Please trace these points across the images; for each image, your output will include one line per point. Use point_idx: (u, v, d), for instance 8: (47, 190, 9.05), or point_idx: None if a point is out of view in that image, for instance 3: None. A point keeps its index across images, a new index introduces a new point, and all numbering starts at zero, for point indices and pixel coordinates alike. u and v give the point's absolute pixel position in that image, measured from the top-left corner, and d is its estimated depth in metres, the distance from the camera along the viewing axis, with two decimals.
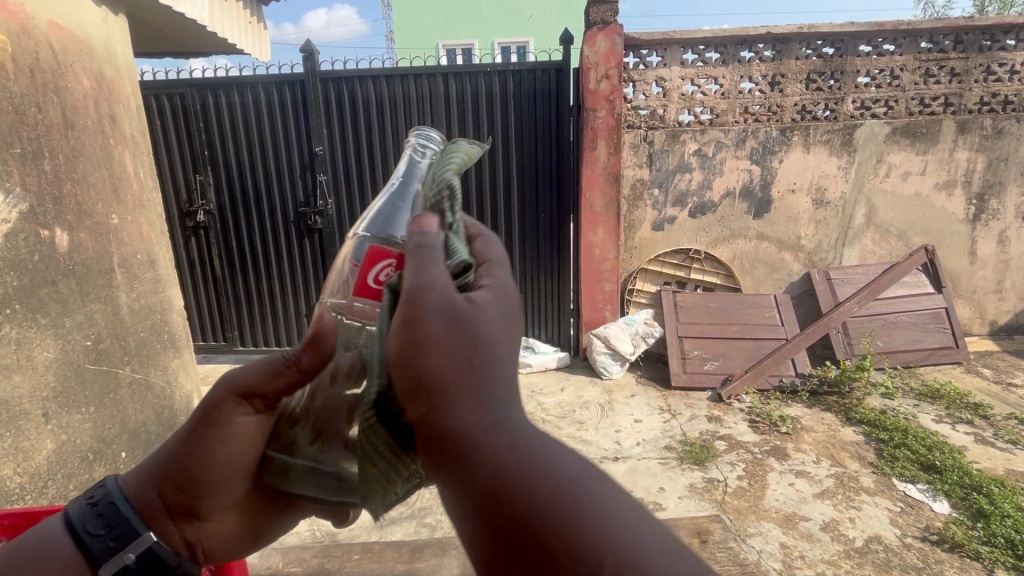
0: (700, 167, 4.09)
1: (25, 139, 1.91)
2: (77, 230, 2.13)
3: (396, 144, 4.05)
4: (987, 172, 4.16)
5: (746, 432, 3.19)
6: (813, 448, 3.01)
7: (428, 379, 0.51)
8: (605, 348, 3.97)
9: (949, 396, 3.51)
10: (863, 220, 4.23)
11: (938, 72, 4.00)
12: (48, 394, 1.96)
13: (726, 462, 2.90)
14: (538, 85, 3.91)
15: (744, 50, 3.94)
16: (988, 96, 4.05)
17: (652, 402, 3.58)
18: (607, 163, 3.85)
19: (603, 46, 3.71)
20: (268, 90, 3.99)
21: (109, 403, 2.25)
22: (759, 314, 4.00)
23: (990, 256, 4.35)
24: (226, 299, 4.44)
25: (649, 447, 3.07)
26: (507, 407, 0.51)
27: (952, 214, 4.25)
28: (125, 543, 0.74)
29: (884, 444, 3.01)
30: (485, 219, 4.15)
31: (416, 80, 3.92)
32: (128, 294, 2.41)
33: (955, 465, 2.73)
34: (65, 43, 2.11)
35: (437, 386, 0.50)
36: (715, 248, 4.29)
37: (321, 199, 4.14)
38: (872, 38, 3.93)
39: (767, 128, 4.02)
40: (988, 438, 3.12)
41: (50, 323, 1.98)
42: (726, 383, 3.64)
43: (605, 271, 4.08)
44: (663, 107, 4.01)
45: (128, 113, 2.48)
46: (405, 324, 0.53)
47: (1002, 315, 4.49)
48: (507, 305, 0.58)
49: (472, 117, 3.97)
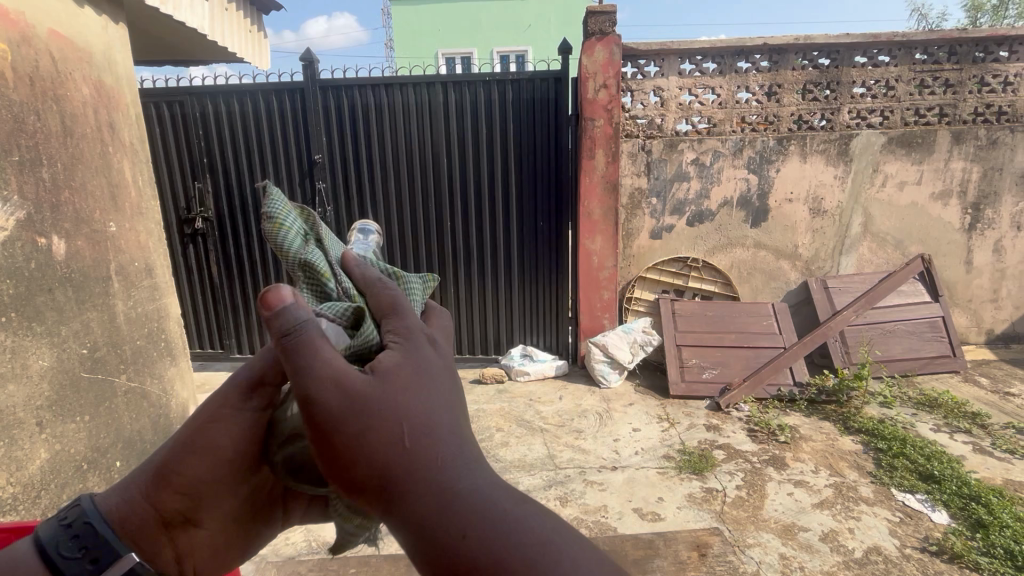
0: (698, 176, 4.11)
1: (23, 147, 1.91)
2: (74, 238, 2.12)
3: (395, 151, 4.06)
4: (982, 182, 4.19)
5: (744, 441, 3.18)
6: (812, 458, 3.01)
7: (354, 449, 0.51)
8: (603, 357, 3.96)
9: (947, 405, 3.51)
10: (859, 229, 4.25)
11: (933, 83, 4.03)
12: (43, 403, 1.95)
13: (725, 472, 2.89)
14: (537, 94, 3.93)
15: (741, 60, 3.97)
16: (983, 107, 4.08)
17: (650, 411, 3.57)
18: (606, 171, 3.87)
19: (601, 56, 3.73)
20: (268, 98, 4.01)
21: (104, 412, 2.23)
22: (757, 323, 4.01)
23: (986, 265, 4.37)
24: (223, 307, 4.43)
25: (648, 456, 3.06)
26: (434, 469, 0.51)
27: (948, 224, 4.27)
28: (105, 565, 0.67)
29: (883, 454, 3.00)
30: (483, 227, 4.15)
31: (415, 88, 3.94)
32: (125, 302, 2.40)
33: (953, 475, 2.72)
34: (65, 51, 2.11)
35: (365, 449, 0.51)
36: (712, 257, 4.30)
37: (319, 207, 4.14)
38: (867, 49, 3.96)
39: (764, 137, 4.04)
40: (987, 447, 3.12)
41: (45, 331, 1.96)
42: (724, 392, 3.64)
43: (603, 279, 4.09)
44: (660, 117, 4.03)
45: (127, 121, 2.49)
46: (320, 405, 0.52)
47: (999, 324, 4.51)
48: (414, 359, 0.57)
49: (471, 126, 3.99)
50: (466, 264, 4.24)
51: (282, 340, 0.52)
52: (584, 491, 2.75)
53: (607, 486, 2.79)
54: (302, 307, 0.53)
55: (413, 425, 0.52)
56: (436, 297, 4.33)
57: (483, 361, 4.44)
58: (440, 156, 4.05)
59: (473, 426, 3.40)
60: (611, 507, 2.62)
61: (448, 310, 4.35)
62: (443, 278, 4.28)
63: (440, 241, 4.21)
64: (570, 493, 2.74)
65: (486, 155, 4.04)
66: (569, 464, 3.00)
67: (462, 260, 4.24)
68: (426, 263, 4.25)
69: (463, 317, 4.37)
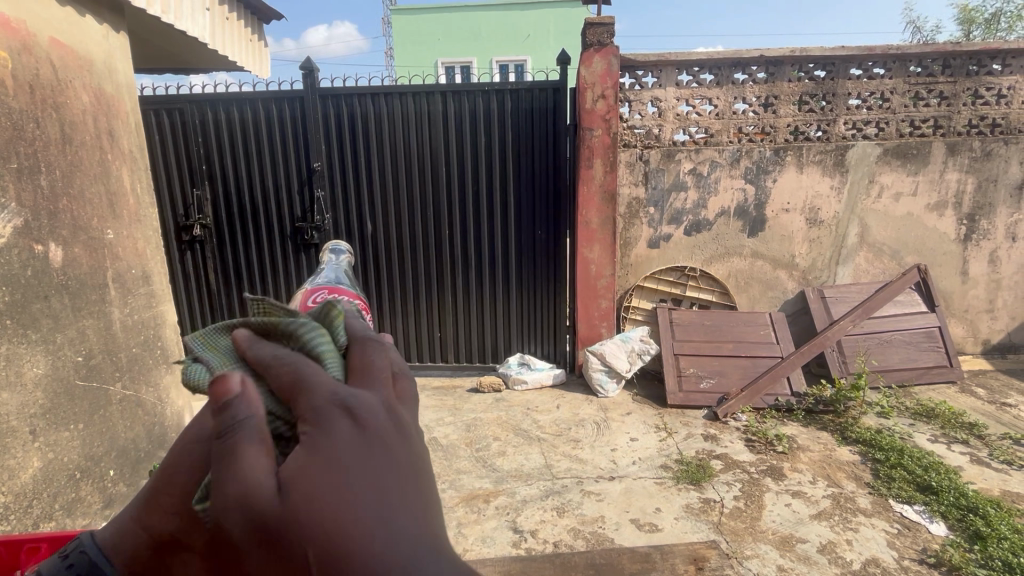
0: (695, 187, 4.14)
1: (22, 155, 1.91)
2: (71, 245, 2.12)
3: (394, 160, 4.07)
4: (977, 193, 4.22)
5: (742, 451, 3.18)
6: (810, 468, 3.00)
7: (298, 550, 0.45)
8: (601, 366, 3.96)
9: (944, 415, 3.51)
10: (856, 239, 4.27)
11: (928, 95, 4.07)
12: (37, 411, 1.94)
13: (722, 482, 2.88)
14: (536, 104, 3.95)
15: (738, 72, 4.00)
16: (977, 119, 4.11)
17: (647, 421, 3.56)
18: (603, 181, 3.89)
19: (599, 67, 3.76)
20: (268, 106, 4.02)
21: (98, 420, 2.22)
22: (754, 332, 4.01)
23: (982, 276, 4.39)
24: (220, 314, 4.42)
25: (646, 466, 3.05)
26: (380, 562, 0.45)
27: (944, 234, 4.29)
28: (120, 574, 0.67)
29: (881, 464, 3.00)
30: (481, 235, 4.16)
31: (414, 97, 3.96)
32: (122, 309, 2.39)
33: (951, 486, 2.71)
34: (65, 59, 2.12)
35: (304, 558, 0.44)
36: (710, 266, 4.31)
37: (318, 214, 4.15)
38: (862, 61, 4.00)
39: (761, 148, 4.07)
40: (984, 458, 3.12)
41: (41, 338, 1.96)
42: (722, 402, 3.63)
43: (601, 288, 4.09)
44: (658, 127, 4.06)
45: (126, 129, 2.49)
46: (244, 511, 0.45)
47: (995, 334, 4.52)
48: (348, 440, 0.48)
49: (469, 135, 4.01)
50: (464, 273, 4.25)
51: (217, 434, 0.48)
52: (581, 501, 2.74)
53: (604, 496, 2.78)
54: (245, 402, 0.48)
55: (348, 523, 0.45)
56: (433, 305, 4.33)
57: (481, 370, 4.43)
58: (439, 165, 4.06)
59: (470, 435, 3.39)
60: (608, 518, 2.61)
61: (445, 318, 4.35)
62: (440, 286, 4.28)
63: (438, 249, 4.21)
64: (568, 503, 2.73)
65: (484, 164, 4.05)
66: (566, 473, 2.99)
67: (460, 268, 4.24)
68: (424, 271, 4.26)
69: (460, 325, 4.37)
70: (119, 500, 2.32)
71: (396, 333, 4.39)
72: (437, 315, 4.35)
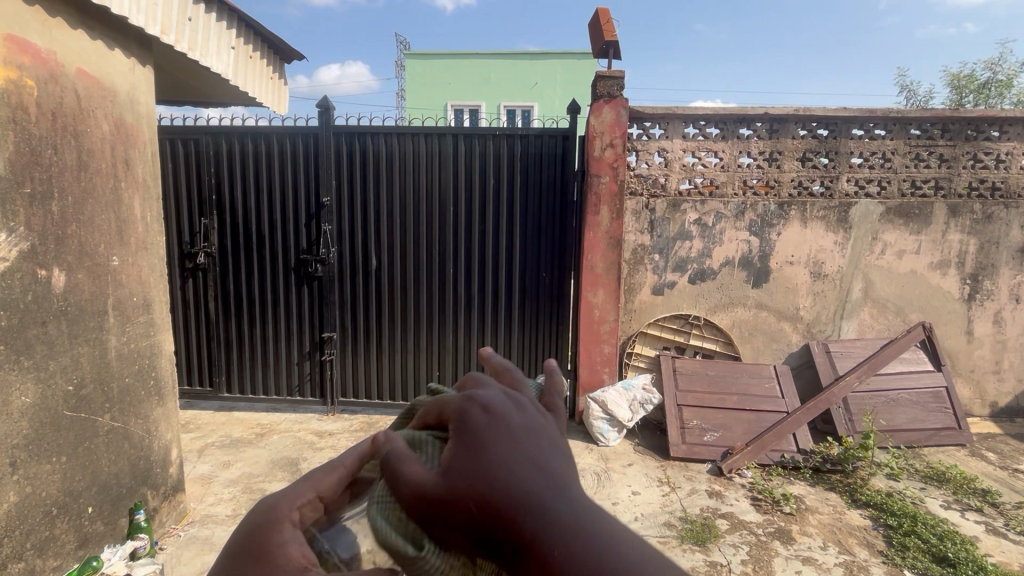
0: (700, 236, 4.18)
1: (37, 180, 1.92)
2: (75, 270, 2.09)
3: (403, 196, 4.10)
4: (980, 254, 4.25)
5: (748, 511, 3.05)
6: (819, 532, 2.87)
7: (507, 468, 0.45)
8: (602, 414, 3.88)
9: (956, 480, 3.40)
10: (860, 295, 4.27)
11: (928, 157, 4.15)
12: (19, 442, 1.86)
13: (728, 544, 2.75)
14: (545, 149, 4.03)
15: (743, 127, 4.10)
16: (976, 182, 4.18)
17: (650, 473, 3.45)
18: (609, 228, 3.91)
19: (609, 117, 3.85)
20: (281, 140, 4.10)
21: (82, 454, 2.13)
22: (759, 385, 3.94)
23: (987, 336, 4.37)
24: (217, 344, 4.37)
25: (648, 522, 2.92)
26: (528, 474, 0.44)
27: (947, 293, 4.30)
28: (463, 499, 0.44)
29: (893, 531, 2.88)
30: (485, 275, 4.16)
31: (426, 138, 4.04)
32: (118, 338, 2.33)
33: (969, 559, 2.59)
34: (91, 90, 2.17)
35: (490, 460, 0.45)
36: (713, 316, 4.30)
37: (324, 248, 4.16)
38: (864, 123, 4.11)
39: (765, 202, 4.14)
40: (1000, 529, 2.99)
41: (33, 365, 1.91)
42: (727, 457, 3.54)
43: (604, 333, 4.03)
44: (664, 177, 4.13)
45: (143, 158, 2.51)
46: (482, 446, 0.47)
47: (1002, 397, 4.46)
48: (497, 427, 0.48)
49: (478, 176, 4.06)
50: (466, 312, 4.22)
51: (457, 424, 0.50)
52: None
53: None
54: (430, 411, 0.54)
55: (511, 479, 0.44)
56: (433, 343, 4.28)
57: None
58: (448, 204, 4.10)
59: None
60: None
61: (444, 357, 4.28)
62: (442, 324, 4.25)
63: (441, 287, 4.20)
64: None
65: (492, 204, 4.09)
66: None
67: (462, 308, 4.21)
68: (426, 308, 4.23)
69: (460, 364, 4.30)
70: (94, 541, 2.22)
71: (394, 371, 4.33)
72: (437, 353, 4.29)
